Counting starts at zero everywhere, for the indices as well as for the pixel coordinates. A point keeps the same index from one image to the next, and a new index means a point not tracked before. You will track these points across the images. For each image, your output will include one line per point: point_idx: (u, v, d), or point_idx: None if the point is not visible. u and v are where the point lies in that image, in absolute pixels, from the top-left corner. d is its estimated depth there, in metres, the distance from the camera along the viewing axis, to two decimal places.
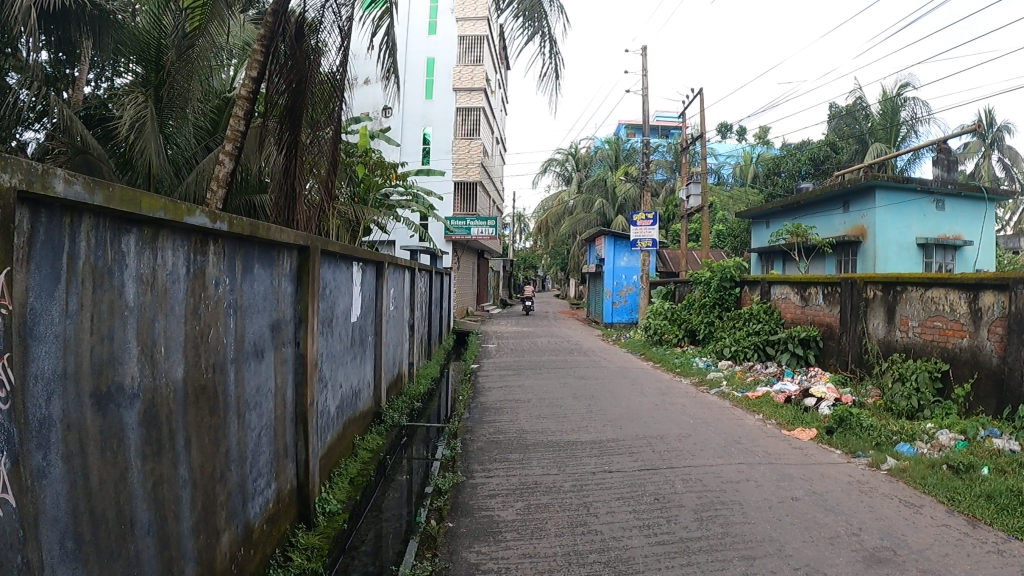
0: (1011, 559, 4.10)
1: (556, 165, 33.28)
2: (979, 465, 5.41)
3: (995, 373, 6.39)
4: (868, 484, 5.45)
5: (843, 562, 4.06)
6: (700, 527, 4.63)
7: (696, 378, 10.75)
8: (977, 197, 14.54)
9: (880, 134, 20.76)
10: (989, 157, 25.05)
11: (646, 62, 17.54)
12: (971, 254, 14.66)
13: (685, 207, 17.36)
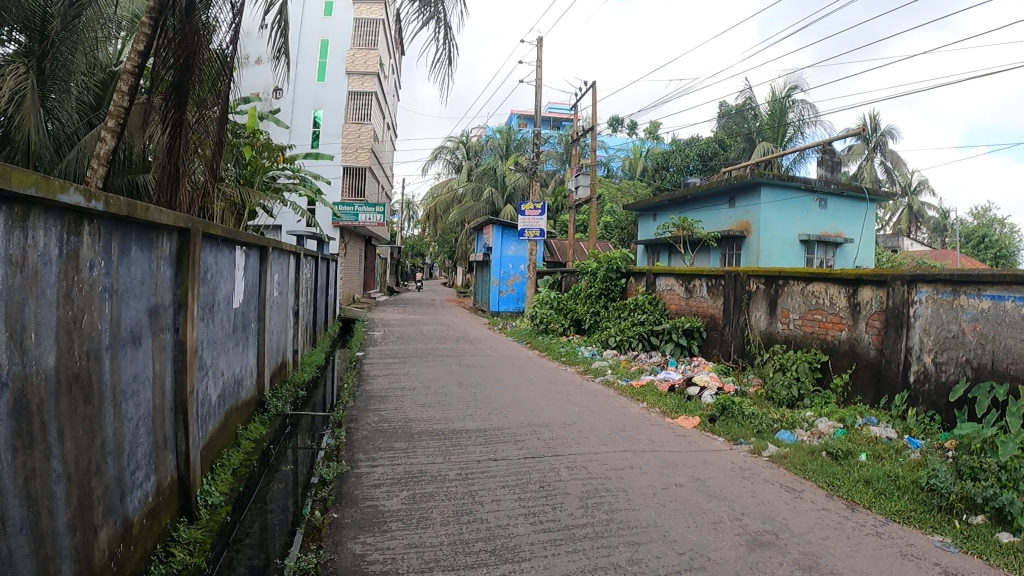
0: (891, 541, 3.91)
1: (445, 153, 33.12)
2: (857, 451, 5.60)
3: (873, 364, 6.71)
4: (750, 470, 5.60)
5: (726, 546, 3.95)
6: (585, 514, 4.57)
7: (581, 368, 10.85)
8: (858, 198, 15.51)
9: (767, 134, 21.23)
10: (871, 159, 26.34)
11: (541, 53, 17.67)
12: (851, 250, 15.61)
13: (573, 198, 17.54)
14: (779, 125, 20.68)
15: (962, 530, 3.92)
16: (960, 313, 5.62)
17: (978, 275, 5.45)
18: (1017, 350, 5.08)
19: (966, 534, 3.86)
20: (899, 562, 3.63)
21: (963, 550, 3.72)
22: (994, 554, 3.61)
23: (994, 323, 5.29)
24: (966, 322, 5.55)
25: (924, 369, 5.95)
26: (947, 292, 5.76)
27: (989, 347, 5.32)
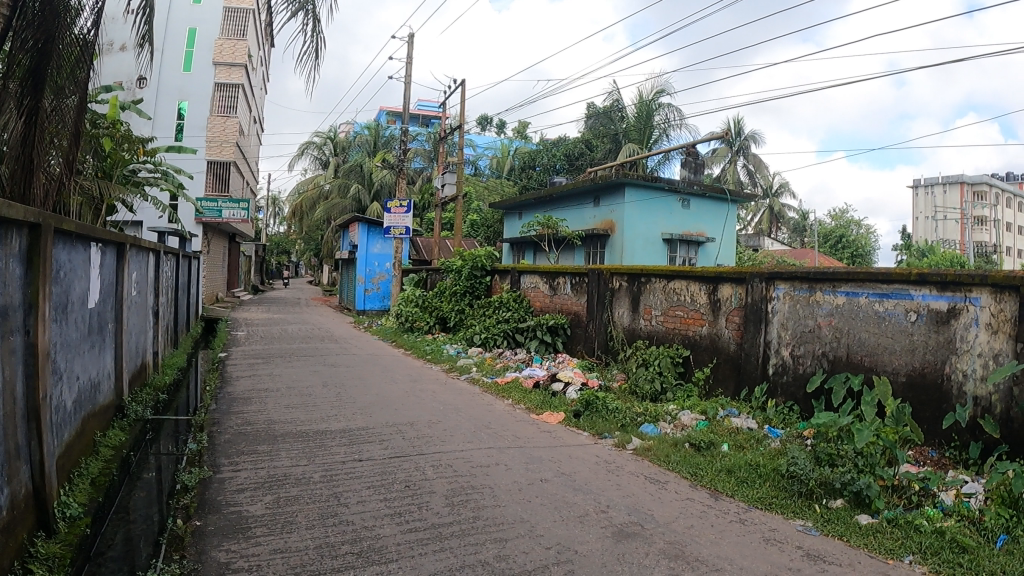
0: (754, 526, 3.78)
1: (312, 148, 32.31)
2: (717, 443, 5.25)
3: (733, 358, 7.01)
4: (614, 463, 4.96)
5: (593, 538, 3.63)
6: (451, 512, 4.11)
7: (447, 365, 10.81)
8: (719, 199, 16.19)
9: (633, 135, 21.55)
10: (733, 163, 27.43)
11: (411, 49, 17.57)
12: (712, 249, 16.23)
13: (439, 196, 17.54)
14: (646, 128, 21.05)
15: (822, 513, 3.91)
16: (817, 308, 5.96)
17: (834, 272, 5.76)
18: (871, 343, 5.42)
19: (827, 517, 3.85)
20: (781, 557, 3.37)
21: (824, 533, 3.71)
22: (854, 536, 3.63)
23: (849, 317, 5.63)
24: (822, 317, 5.88)
25: (782, 362, 6.26)
26: (804, 289, 6.08)
27: (844, 340, 5.66)
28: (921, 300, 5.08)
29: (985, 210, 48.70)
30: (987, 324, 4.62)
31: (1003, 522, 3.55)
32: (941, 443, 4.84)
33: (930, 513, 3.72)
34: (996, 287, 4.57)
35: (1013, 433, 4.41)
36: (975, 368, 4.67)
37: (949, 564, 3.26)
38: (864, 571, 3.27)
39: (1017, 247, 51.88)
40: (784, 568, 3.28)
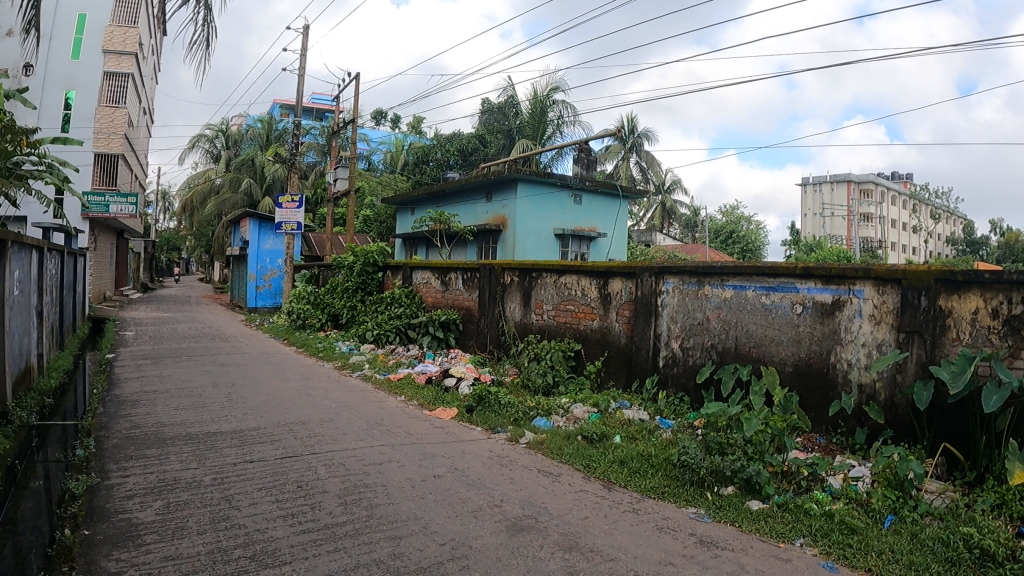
0: (647, 515, 3.75)
1: (204, 141, 31.36)
2: (610, 435, 5.28)
3: (623, 351, 7.15)
4: (507, 457, 4.97)
5: (487, 533, 3.64)
6: (345, 511, 4.06)
7: (339, 363, 10.65)
8: (611, 196, 16.46)
9: (526, 131, 21.68)
10: (626, 159, 27.88)
11: (306, 41, 17.23)
12: (604, 244, 16.46)
13: (332, 190, 17.29)
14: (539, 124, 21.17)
15: (713, 501, 3.89)
16: (705, 302, 6.11)
17: (722, 266, 5.92)
18: (758, 335, 5.60)
19: (718, 504, 3.82)
20: (660, 538, 3.44)
21: (716, 519, 3.66)
22: (745, 521, 3.59)
23: (736, 310, 5.80)
24: (710, 310, 6.04)
25: (672, 354, 6.40)
26: (693, 283, 6.23)
27: (733, 332, 5.82)
28: (806, 292, 5.26)
29: (866, 206, 50.81)
30: (871, 315, 4.83)
31: (891, 503, 3.63)
32: (829, 429, 5.03)
33: (819, 497, 3.75)
34: (879, 279, 4.78)
35: (896, 418, 4.64)
36: (859, 357, 4.88)
37: (840, 545, 3.26)
38: (756, 555, 3.22)
39: (896, 243, 54.27)
40: (677, 556, 3.23)
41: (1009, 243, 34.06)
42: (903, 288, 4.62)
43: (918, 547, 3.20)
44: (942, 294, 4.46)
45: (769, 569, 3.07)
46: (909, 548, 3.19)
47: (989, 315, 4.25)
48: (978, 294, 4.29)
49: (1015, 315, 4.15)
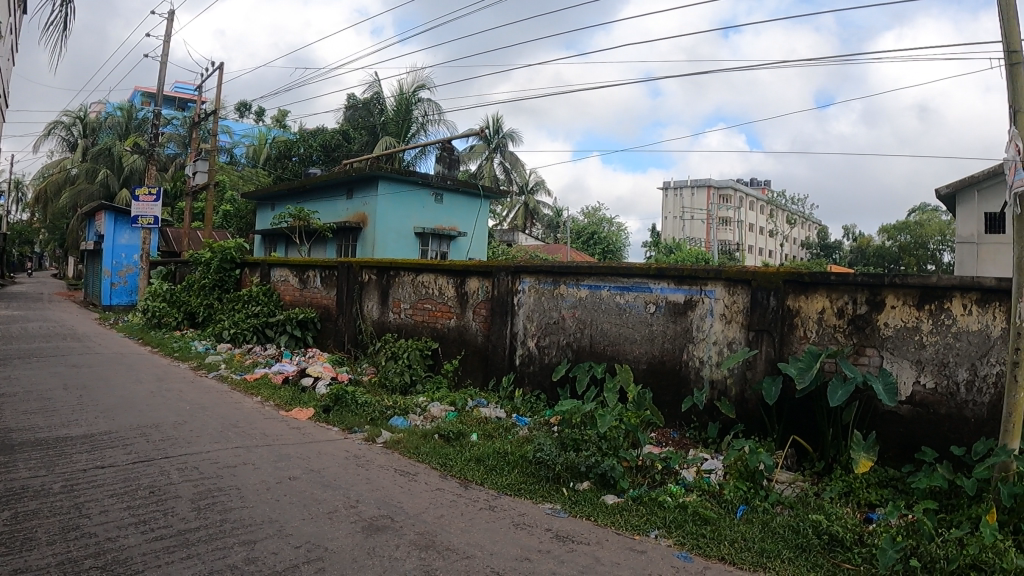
0: (503, 512, 3.72)
1: (60, 128, 29.76)
2: (466, 433, 5.28)
3: (480, 350, 7.14)
4: (363, 457, 4.92)
5: (342, 534, 3.56)
6: (198, 517, 3.91)
7: (194, 363, 10.26)
8: (472, 195, 16.56)
9: (390, 129, 21.51)
10: (490, 160, 28.03)
11: (170, 27, 16.57)
12: (464, 243, 16.56)
13: (191, 183, 16.69)
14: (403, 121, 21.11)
15: (570, 496, 3.91)
16: (561, 301, 6.20)
17: (577, 266, 6.03)
18: (613, 333, 5.73)
19: (574, 499, 3.84)
20: (516, 532, 3.43)
21: (573, 514, 3.67)
22: (600, 515, 3.61)
23: (591, 308, 5.93)
24: (566, 309, 6.14)
25: (528, 352, 6.48)
26: (549, 282, 6.30)
27: (589, 331, 5.94)
28: (659, 292, 5.42)
29: (725, 211, 52.71)
30: (722, 314, 5.01)
31: (742, 493, 3.75)
32: (681, 424, 5.19)
33: (673, 490, 3.83)
34: (729, 280, 4.98)
35: (746, 412, 4.83)
36: (711, 355, 5.05)
37: (693, 535, 3.31)
38: (612, 548, 3.21)
39: (753, 246, 56.48)
40: (533, 551, 3.17)
41: (858, 246, 35.93)
42: (753, 289, 4.81)
43: (768, 535, 3.29)
44: (789, 294, 4.69)
45: (625, 561, 3.06)
46: (761, 535, 3.29)
47: (835, 315, 4.49)
48: (825, 295, 4.54)
49: (859, 315, 4.39)
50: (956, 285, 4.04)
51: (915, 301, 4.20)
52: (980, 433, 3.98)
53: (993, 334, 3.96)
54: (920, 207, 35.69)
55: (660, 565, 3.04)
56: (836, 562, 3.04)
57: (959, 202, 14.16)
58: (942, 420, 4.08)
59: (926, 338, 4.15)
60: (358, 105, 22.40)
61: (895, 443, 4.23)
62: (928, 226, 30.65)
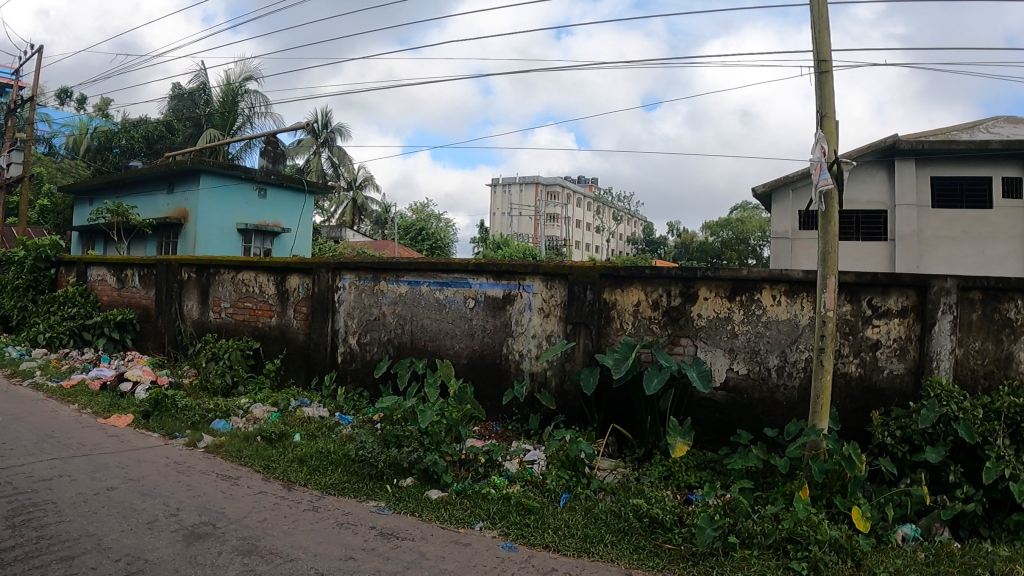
0: (327, 512, 3.62)
1: None
2: (290, 433, 5.08)
3: (303, 348, 6.63)
4: (184, 463, 4.71)
5: (162, 544, 3.37)
6: (9, 535, 3.58)
7: (4, 370, 9.54)
8: (297, 190, 16.24)
9: (216, 120, 20.90)
10: (318, 155, 27.59)
11: None
12: (288, 239, 16.24)
13: (3, 177, 15.52)
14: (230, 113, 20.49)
15: (393, 492, 3.84)
16: (380, 297, 5.97)
17: (396, 262, 5.83)
18: (433, 329, 5.65)
19: (398, 496, 3.78)
20: (344, 532, 3.35)
21: (397, 510, 3.61)
22: (425, 510, 3.57)
23: (410, 304, 5.78)
24: (386, 306, 5.92)
25: (350, 350, 6.14)
26: (369, 278, 6.03)
27: (409, 327, 5.79)
28: (478, 287, 5.41)
29: (555, 208, 53.64)
30: (539, 308, 5.09)
31: (565, 481, 3.81)
32: (504, 417, 5.24)
33: (497, 482, 3.85)
34: (547, 275, 5.05)
35: (567, 403, 4.94)
36: (530, 348, 5.12)
37: (518, 525, 3.34)
38: (437, 542, 3.20)
39: (582, 243, 57.75)
40: (357, 550, 3.12)
41: (682, 243, 37.46)
42: (569, 282, 4.93)
43: (591, 521, 3.37)
44: (606, 288, 4.83)
45: (450, 555, 3.06)
46: (585, 521, 3.36)
47: (650, 307, 4.67)
48: (640, 288, 4.70)
49: (673, 307, 4.60)
50: (765, 278, 4.31)
51: (727, 293, 4.45)
52: (792, 416, 4.26)
53: (800, 322, 4.25)
54: (739, 205, 37.65)
55: (486, 556, 3.04)
56: (658, 544, 3.13)
57: (775, 199, 14.99)
58: (756, 404, 4.36)
59: (737, 328, 4.42)
60: (183, 96, 21.46)
61: (711, 427, 4.46)
62: (748, 223, 32.44)
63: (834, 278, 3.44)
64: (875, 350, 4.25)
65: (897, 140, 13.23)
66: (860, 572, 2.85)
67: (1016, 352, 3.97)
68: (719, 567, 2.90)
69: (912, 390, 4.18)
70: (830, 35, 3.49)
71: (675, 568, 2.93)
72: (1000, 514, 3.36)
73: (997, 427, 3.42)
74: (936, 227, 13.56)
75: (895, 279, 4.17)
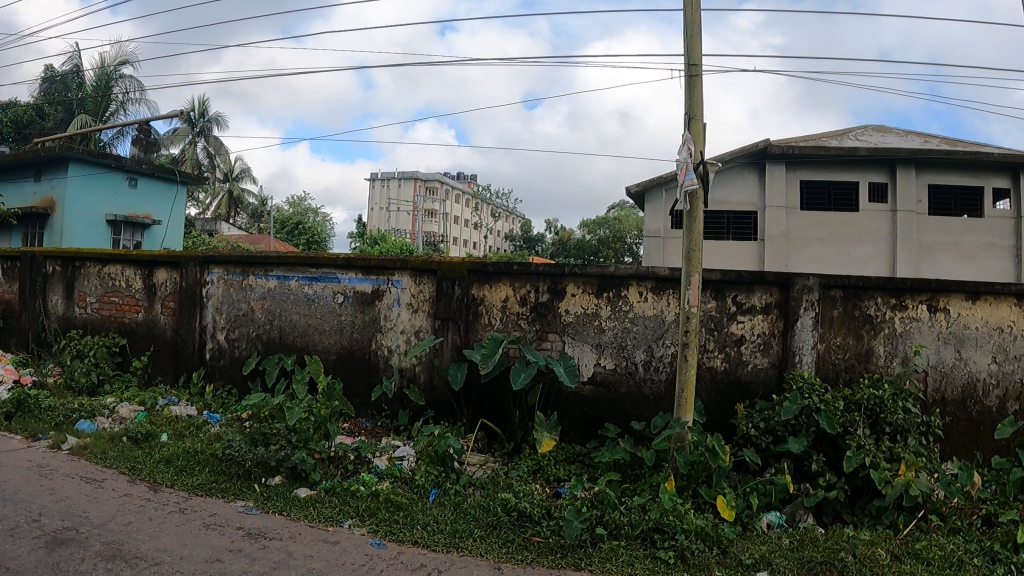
0: (193, 514, 3.48)
1: None
2: (157, 432, 4.76)
3: (169, 346, 6.20)
4: (47, 466, 4.40)
5: (21, 551, 3.10)
6: None
7: None
8: (168, 180, 15.70)
9: (87, 106, 20.02)
10: (194, 144, 26.88)
11: None
12: (159, 232, 15.67)
13: None
14: (104, 99, 19.79)
15: (262, 492, 3.73)
16: (249, 292, 5.62)
17: (265, 255, 5.48)
18: (302, 324, 5.38)
19: (267, 495, 3.67)
20: (216, 535, 3.21)
21: (265, 510, 3.52)
22: (293, 509, 3.49)
23: (279, 299, 5.47)
24: (254, 301, 5.58)
25: (218, 347, 5.72)
26: (237, 273, 5.66)
27: (277, 322, 5.48)
28: (346, 282, 5.24)
29: (433, 204, 53.11)
30: (408, 304, 5.03)
31: (434, 478, 3.79)
32: (373, 413, 5.11)
33: (366, 479, 3.79)
34: (415, 270, 5.00)
35: (435, 399, 4.91)
36: (398, 343, 5.04)
37: (387, 522, 3.30)
38: (304, 541, 3.13)
39: (460, 238, 57.35)
40: (224, 551, 3.03)
41: (559, 240, 37.22)
42: (438, 277, 4.89)
43: (461, 516, 3.36)
44: (474, 283, 4.86)
45: (318, 554, 2.99)
46: (452, 517, 3.34)
47: (518, 303, 4.76)
48: (508, 284, 4.78)
49: (540, 303, 4.71)
50: (633, 275, 4.49)
51: (594, 289, 4.60)
52: (658, 409, 4.45)
53: (666, 318, 4.47)
54: (615, 205, 38.42)
55: (354, 554, 2.99)
56: (526, 537, 3.14)
57: (648, 198, 15.35)
58: (623, 399, 4.52)
59: (604, 323, 4.58)
60: (54, 78, 20.53)
61: (580, 421, 4.60)
62: (626, 222, 33.29)
63: (697, 276, 3.53)
64: (740, 345, 4.49)
65: (768, 145, 13.60)
66: (725, 559, 2.95)
67: (875, 346, 4.37)
68: (587, 559, 2.93)
69: (775, 383, 4.45)
70: (700, 40, 3.59)
71: (543, 561, 2.93)
72: (863, 500, 3.51)
73: (858, 418, 3.60)
74: (804, 228, 14.10)
75: (759, 277, 4.44)
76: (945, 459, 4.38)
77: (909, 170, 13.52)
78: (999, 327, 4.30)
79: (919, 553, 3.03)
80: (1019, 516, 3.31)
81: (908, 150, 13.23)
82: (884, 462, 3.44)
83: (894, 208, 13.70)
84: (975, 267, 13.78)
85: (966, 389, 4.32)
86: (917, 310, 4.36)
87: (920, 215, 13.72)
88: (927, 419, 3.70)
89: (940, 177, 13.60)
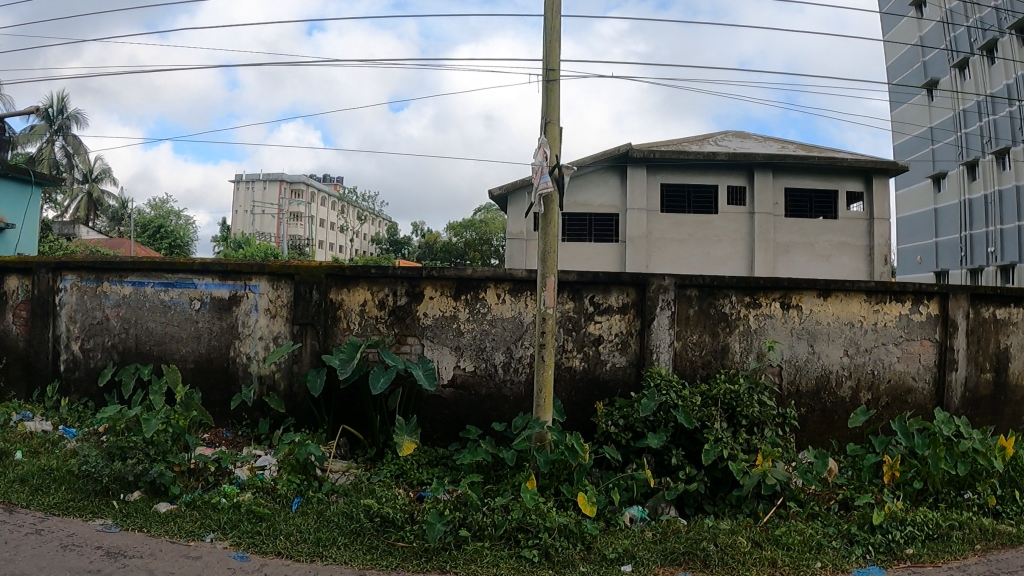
0: (49, 535, 3.32)
1: None
2: (11, 450, 4.46)
3: (23, 358, 5.56)
4: None
5: None
6: None
7: None
8: (23, 181, 13.66)
9: None
10: (51, 143, 25.65)
11: None
12: (13, 237, 13.54)
13: None
14: None
15: (120, 509, 3.59)
16: (104, 299, 5.31)
17: (119, 260, 5.23)
18: (158, 332, 5.17)
19: (125, 511, 3.54)
20: (75, 559, 3.04)
21: (125, 528, 3.39)
22: (154, 525, 3.38)
23: (135, 307, 5.22)
24: (109, 308, 5.29)
25: (72, 358, 5.37)
26: (91, 279, 5.34)
27: (134, 331, 5.22)
28: (203, 288, 5.09)
29: (300, 207, 52.01)
30: (266, 309, 4.94)
31: (297, 486, 3.74)
32: (234, 423, 4.99)
33: (227, 491, 3.70)
34: (273, 275, 4.91)
35: (296, 406, 4.86)
36: (257, 350, 4.95)
37: (249, 533, 3.23)
38: (166, 558, 3.04)
39: (325, 242, 56.41)
40: (80, 572, 2.91)
41: (426, 243, 36.69)
42: (295, 283, 4.85)
43: (323, 524, 3.32)
44: (332, 288, 4.84)
45: (179, 570, 2.91)
46: (316, 526, 3.30)
47: (376, 307, 4.79)
48: (366, 288, 4.80)
49: (399, 306, 4.77)
50: (490, 278, 4.68)
51: (452, 292, 4.73)
52: (518, 409, 4.68)
53: (524, 320, 4.69)
54: (482, 206, 38.64)
55: (216, 568, 2.93)
56: (391, 543, 3.12)
57: (510, 201, 15.53)
58: (483, 400, 4.71)
59: (462, 326, 4.72)
60: None
61: (441, 424, 4.73)
62: (491, 224, 33.59)
63: (553, 277, 3.60)
64: (598, 345, 4.58)
65: (630, 148, 13.88)
66: (589, 554, 3.02)
67: (730, 343, 4.58)
68: (451, 561, 2.94)
69: (633, 381, 4.58)
70: (559, 45, 3.64)
71: (408, 566, 2.94)
72: (723, 491, 3.65)
73: (715, 413, 3.74)
74: (663, 230, 14.49)
75: (615, 278, 4.53)
76: (801, 448, 4.65)
77: (765, 174, 14.07)
78: (849, 321, 4.61)
79: (778, 539, 3.16)
80: (873, 499, 3.52)
81: (765, 154, 13.77)
82: (740, 453, 3.58)
83: (752, 210, 14.25)
84: (829, 266, 14.50)
85: (819, 382, 4.60)
86: (771, 307, 4.60)
87: (776, 217, 14.32)
88: (782, 411, 3.89)
89: (795, 181, 14.26)
